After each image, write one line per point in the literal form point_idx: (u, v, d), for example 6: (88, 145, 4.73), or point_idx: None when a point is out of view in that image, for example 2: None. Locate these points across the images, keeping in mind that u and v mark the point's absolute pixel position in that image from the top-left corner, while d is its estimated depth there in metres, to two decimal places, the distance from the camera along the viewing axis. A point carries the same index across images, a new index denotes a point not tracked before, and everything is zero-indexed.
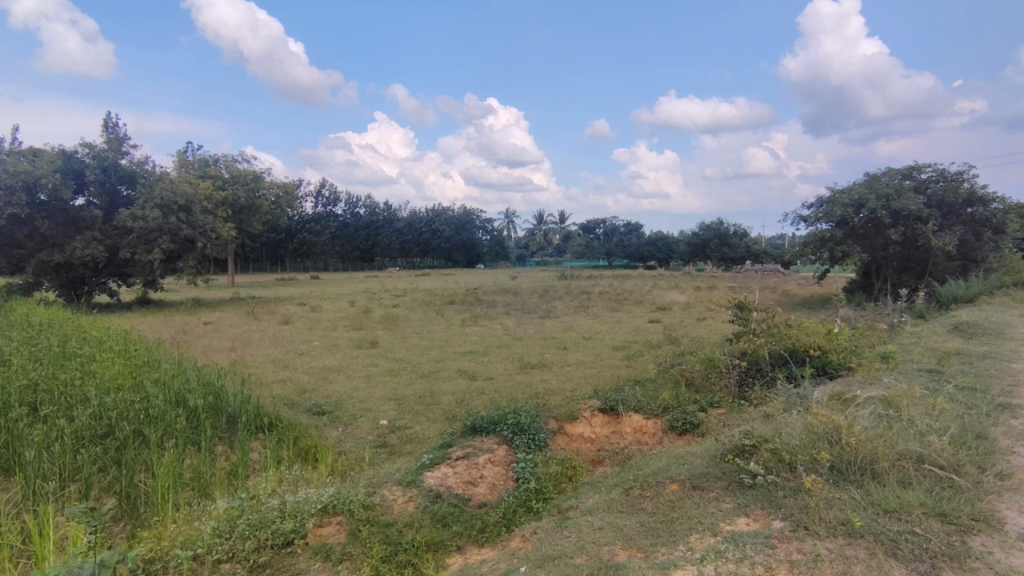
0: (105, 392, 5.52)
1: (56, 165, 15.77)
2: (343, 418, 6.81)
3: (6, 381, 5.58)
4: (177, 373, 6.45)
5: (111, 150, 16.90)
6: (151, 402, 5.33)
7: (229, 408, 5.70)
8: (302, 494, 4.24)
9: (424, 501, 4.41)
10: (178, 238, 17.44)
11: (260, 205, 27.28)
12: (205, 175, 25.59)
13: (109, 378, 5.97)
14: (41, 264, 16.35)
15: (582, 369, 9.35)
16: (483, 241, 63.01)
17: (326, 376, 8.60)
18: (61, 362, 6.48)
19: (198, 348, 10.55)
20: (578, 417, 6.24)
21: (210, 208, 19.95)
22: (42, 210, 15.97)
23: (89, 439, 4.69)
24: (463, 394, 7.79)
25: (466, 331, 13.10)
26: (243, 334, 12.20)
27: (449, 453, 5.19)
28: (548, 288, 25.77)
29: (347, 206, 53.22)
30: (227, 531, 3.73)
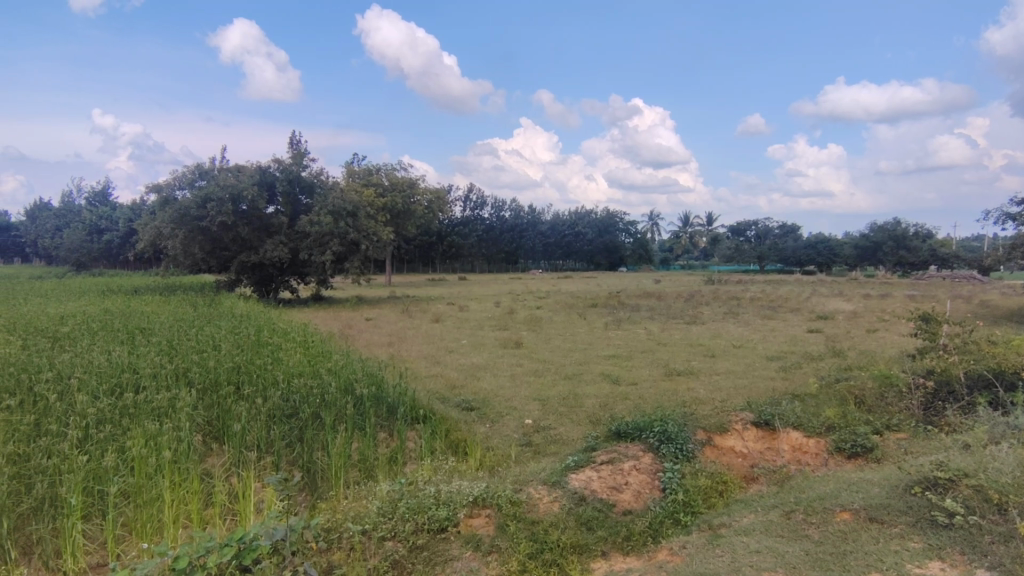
0: (290, 377, 6.29)
1: (254, 179, 18.40)
2: (490, 415, 7.09)
3: (217, 362, 6.59)
4: (346, 363, 7.16)
5: (295, 164, 19.34)
6: (326, 389, 5.98)
7: (390, 399, 6.19)
8: (456, 484, 4.47)
9: (569, 502, 4.44)
10: (347, 241, 19.26)
11: (415, 210, 29.34)
12: (370, 184, 28.12)
13: (294, 365, 6.80)
14: (241, 264, 19.11)
15: (732, 379, 8.83)
16: (625, 244, 61.96)
17: (474, 374, 9.01)
18: (257, 349, 7.51)
19: (362, 342, 11.62)
20: (729, 430, 5.86)
21: (374, 214, 21.87)
22: (243, 218, 18.66)
23: (279, 417, 5.39)
24: (606, 398, 7.72)
25: (609, 335, 12.99)
26: (400, 330, 13.20)
27: (593, 456, 5.18)
28: (695, 292, 24.67)
29: (493, 209, 55.29)
30: (390, 511, 4.04)
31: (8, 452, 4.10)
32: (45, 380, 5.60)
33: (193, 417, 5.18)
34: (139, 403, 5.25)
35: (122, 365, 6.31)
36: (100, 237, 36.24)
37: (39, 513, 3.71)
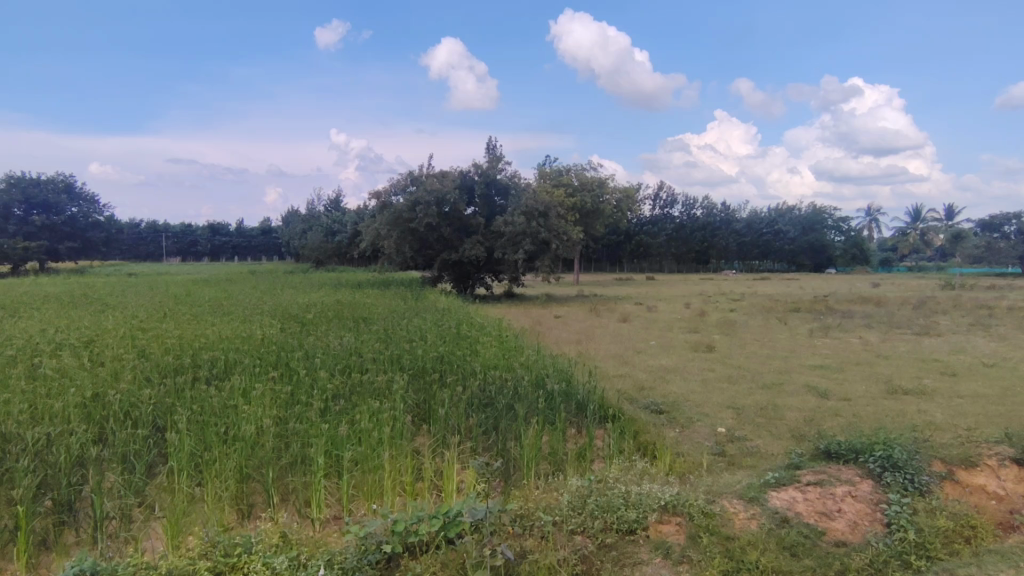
0: (487, 369, 6.74)
1: (456, 183, 20.04)
2: (679, 420, 6.82)
3: (425, 351, 7.33)
4: (537, 359, 7.45)
5: (492, 168, 20.62)
6: (519, 382, 6.29)
7: (579, 396, 6.29)
8: (646, 487, 4.38)
9: (769, 522, 4.09)
10: (538, 240, 19.96)
11: (603, 209, 29.40)
12: (560, 184, 28.81)
13: (490, 358, 7.27)
14: (444, 262, 20.93)
15: (981, 404, 7.35)
16: (837, 242, 55.14)
17: (663, 376, 8.75)
18: (458, 341, 8.20)
19: (551, 338, 11.98)
20: (978, 466, 4.90)
21: (563, 213, 22.37)
22: (446, 219, 20.43)
23: (477, 405, 5.80)
24: (813, 412, 6.95)
25: (816, 343, 11.67)
26: (587, 329, 13.34)
27: (798, 475, 4.71)
28: (929, 298, 21.08)
29: (684, 207, 53.05)
30: (580, 506, 4.10)
31: (274, 415, 5.02)
32: (297, 358, 6.73)
33: (407, 398, 5.81)
34: (365, 382, 6.06)
35: (351, 349, 7.33)
36: (333, 237, 42.45)
37: (294, 467, 4.47)
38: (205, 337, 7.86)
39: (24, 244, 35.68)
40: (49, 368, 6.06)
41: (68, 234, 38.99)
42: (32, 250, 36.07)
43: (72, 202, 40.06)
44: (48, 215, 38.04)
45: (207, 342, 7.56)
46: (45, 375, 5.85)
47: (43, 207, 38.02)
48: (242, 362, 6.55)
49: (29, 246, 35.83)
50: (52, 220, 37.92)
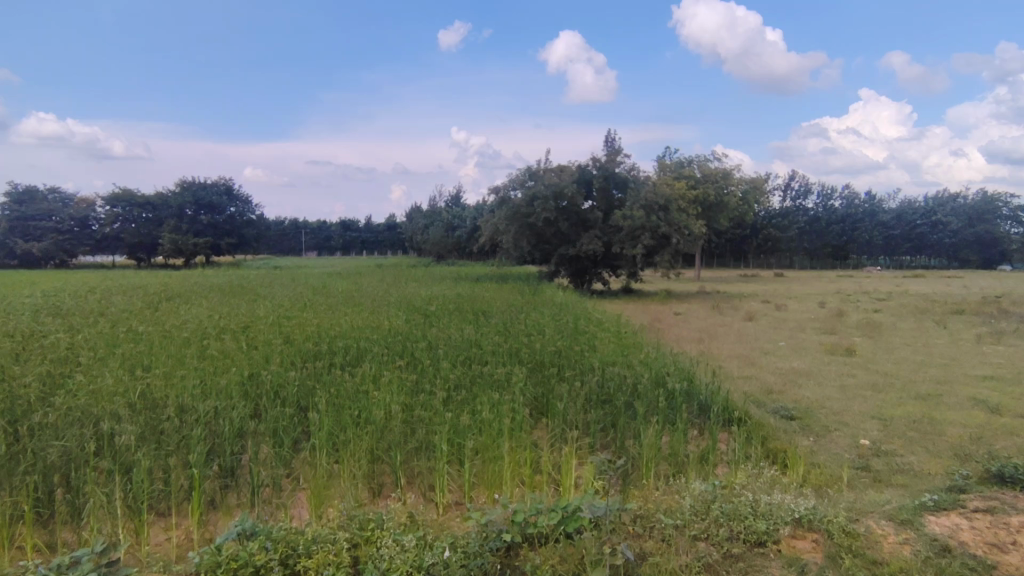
0: (605, 365, 6.66)
1: (574, 177, 19.99)
2: (814, 428, 6.30)
3: (543, 345, 7.41)
4: (657, 356, 7.24)
5: (610, 161, 20.31)
6: (638, 380, 6.16)
7: (702, 397, 6.02)
8: (777, 497, 4.08)
9: (925, 548, 3.65)
10: (657, 234, 19.42)
11: (729, 201, 27.89)
12: (682, 176, 27.75)
13: (608, 354, 7.18)
14: (561, 257, 20.99)
15: None
16: (1010, 236, 48.01)
17: (794, 380, 8.12)
18: (576, 336, 8.18)
19: (671, 336, 11.59)
20: None
21: (685, 207, 21.50)
22: (564, 214, 20.45)
23: (595, 401, 5.75)
24: (979, 429, 6.11)
25: (983, 350, 10.23)
26: (709, 327, 12.74)
27: (962, 501, 4.17)
28: None
29: (819, 198, 48.92)
30: (703, 511, 3.91)
31: (401, 401, 5.32)
32: (422, 348, 7.08)
33: (525, 391, 5.90)
34: (486, 374, 6.24)
35: (472, 341, 7.58)
36: (454, 233, 44.12)
37: (419, 453, 4.71)
38: (341, 326, 8.50)
39: (194, 240, 40.81)
40: (214, 350, 6.86)
41: (228, 231, 44.03)
42: (201, 246, 41.15)
43: (232, 203, 45.15)
44: (213, 214, 43.19)
45: (343, 330, 8.20)
46: (211, 355, 6.67)
47: (209, 207, 43.21)
48: (374, 350, 7.02)
49: (198, 243, 40.92)
50: (216, 219, 43.01)
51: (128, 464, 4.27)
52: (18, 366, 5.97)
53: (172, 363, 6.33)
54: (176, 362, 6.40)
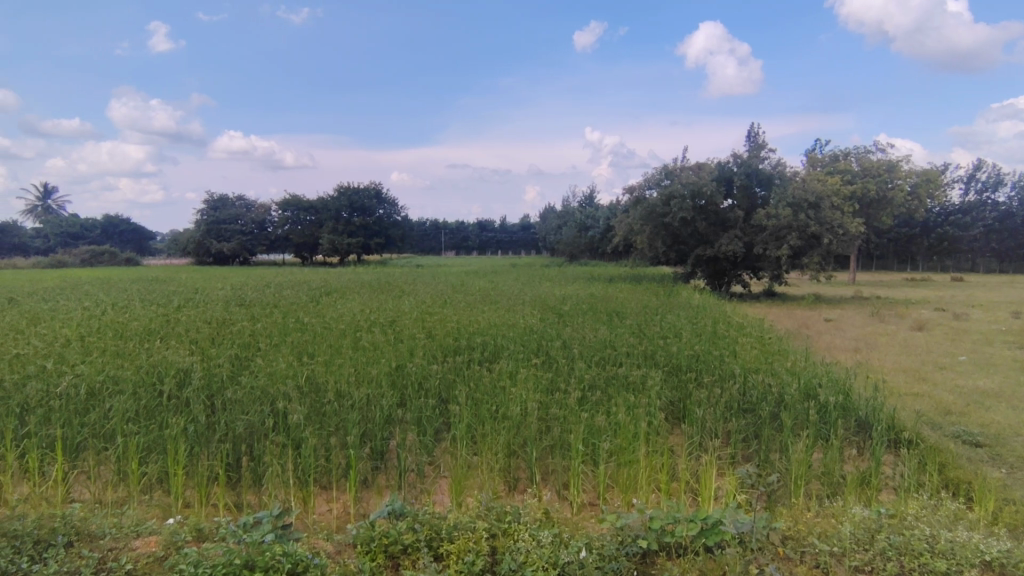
0: (747, 372, 6.27)
1: (713, 175, 19.08)
2: (1006, 458, 5.43)
3: (679, 348, 7.16)
4: (807, 365, 6.68)
5: (754, 157, 19.09)
6: (785, 389, 5.72)
7: (862, 412, 5.45)
8: (960, 535, 3.57)
9: None
10: (806, 234, 17.86)
11: (894, 197, 24.94)
12: (837, 171, 25.31)
13: (751, 361, 6.76)
14: (697, 257, 20.13)
15: None
16: None
17: (979, 401, 7.05)
18: (715, 340, 7.80)
19: (823, 344, 10.63)
20: None
21: (840, 204, 19.58)
22: (701, 213, 19.57)
23: (737, 410, 5.44)
24: None
25: None
26: (869, 336, 11.50)
27: None
28: None
29: (1013, 191, 42.05)
30: (866, 541, 3.53)
31: (537, 399, 5.43)
32: (556, 347, 7.16)
33: (661, 395, 5.73)
34: (619, 375, 6.17)
35: (605, 342, 7.53)
36: (586, 233, 44.05)
37: (554, 450, 4.78)
38: (478, 323, 8.85)
39: (348, 240, 44.78)
40: (367, 341, 7.47)
41: (377, 232, 47.75)
42: (354, 246, 45.02)
43: (381, 206, 48.93)
44: (365, 216, 47.15)
45: (481, 327, 8.55)
46: (365, 345, 7.29)
47: (362, 210, 47.11)
48: (509, 347, 7.23)
49: (352, 243, 44.81)
50: (367, 221, 46.87)
51: (297, 440, 4.80)
52: (214, 348, 6.95)
53: (332, 352, 7.01)
54: (335, 351, 7.06)
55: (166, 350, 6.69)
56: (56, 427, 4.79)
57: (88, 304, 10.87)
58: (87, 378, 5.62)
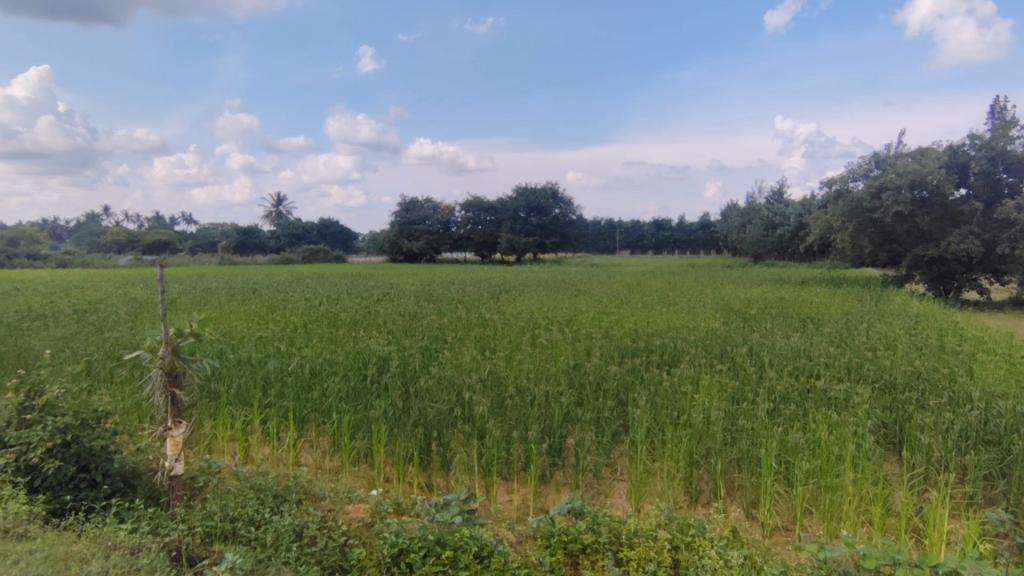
0: (990, 397, 5.22)
1: (942, 161, 16.35)
2: None
3: (894, 363, 6.21)
4: None
5: (1001, 137, 15.83)
6: None
7: None
8: None
9: None
10: None
11: None
12: None
13: (995, 383, 5.61)
14: (916, 258, 17.41)
15: None
16: None
17: None
18: (944, 356, 6.62)
19: None
20: None
21: None
22: (923, 206, 16.88)
23: (976, 441, 4.55)
24: None
25: None
26: None
27: None
28: None
29: None
30: None
31: (723, 408, 5.08)
32: (742, 354, 6.66)
33: (872, 415, 5.02)
34: (820, 389, 5.53)
35: (800, 352, 6.81)
36: (773, 232, 40.52)
37: (742, 465, 4.43)
38: (655, 325, 8.58)
39: (525, 240, 46.52)
40: (544, 339, 7.65)
41: (552, 232, 48.83)
42: (529, 245, 46.62)
43: (556, 206, 50.09)
44: (541, 216, 48.66)
45: (658, 329, 8.28)
46: (542, 343, 7.47)
47: (539, 210, 48.80)
48: (690, 352, 6.88)
49: (528, 242, 46.48)
50: (543, 221, 48.27)
51: (482, 429, 5.06)
52: (408, 339, 7.63)
53: (513, 347, 7.28)
54: (514, 347, 7.33)
55: (370, 339, 7.50)
56: (289, 400, 5.62)
57: (309, 296, 12.66)
58: (310, 360, 6.50)
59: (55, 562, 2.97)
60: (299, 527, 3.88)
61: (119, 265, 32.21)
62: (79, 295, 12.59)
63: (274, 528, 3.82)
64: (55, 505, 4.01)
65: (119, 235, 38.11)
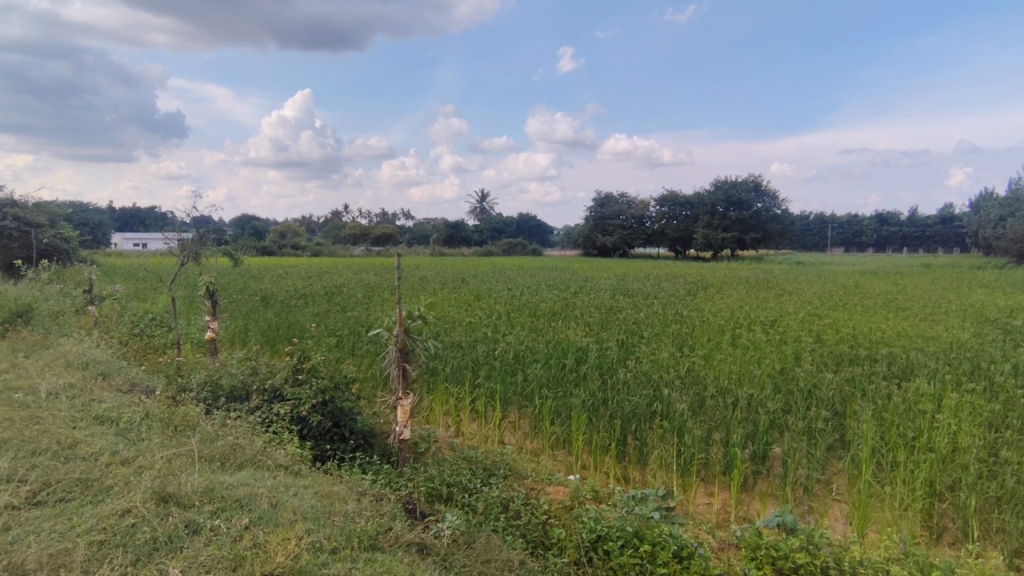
0: None
1: None
2: None
3: None
4: None
5: None
6: None
7: None
8: None
9: None
10: None
11: None
12: None
13: None
14: None
15: None
16: None
17: None
18: None
19: None
20: None
21: None
22: None
23: None
24: None
25: None
26: None
27: None
28: None
29: None
30: None
31: (977, 435, 4.31)
32: (1005, 373, 5.54)
33: None
34: None
35: None
36: None
37: (1003, 506, 3.74)
38: (884, 331, 7.52)
39: (723, 235, 43.81)
40: (747, 339, 7.19)
41: (754, 226, 45.44)
42: (728, 240, 43.75)
43: (760, 199, 46.30)
44: (741, 210, 45.45)
45: (886, 336, 7.27)
46: (745, 343, 7.03)
47: (739, 204, 45.56)
48: (929, 365, 5.93)
49: (726, 237, 43.67)
50: (744, 215, 44.92)
51: (681, 428, 4.96)
52: (605, 333, 7.72)
53: (713, 347, 6.98)
54: (715, 347, 7.00)
55: (567, 330, 7.76)
56: (495, 382, 6.10)
57: (511, 286, 13.46)
58: (513, 345, 6.94)
59: (324, 497, 3.64)
60: (506, 500, 4.21)
61: (354, 255, 37.50)
62: (328, 279, 14.96)
63: (484, 498, 4.20)
64: (318, 451, 4.82)
65: (354, 229, 44.33)
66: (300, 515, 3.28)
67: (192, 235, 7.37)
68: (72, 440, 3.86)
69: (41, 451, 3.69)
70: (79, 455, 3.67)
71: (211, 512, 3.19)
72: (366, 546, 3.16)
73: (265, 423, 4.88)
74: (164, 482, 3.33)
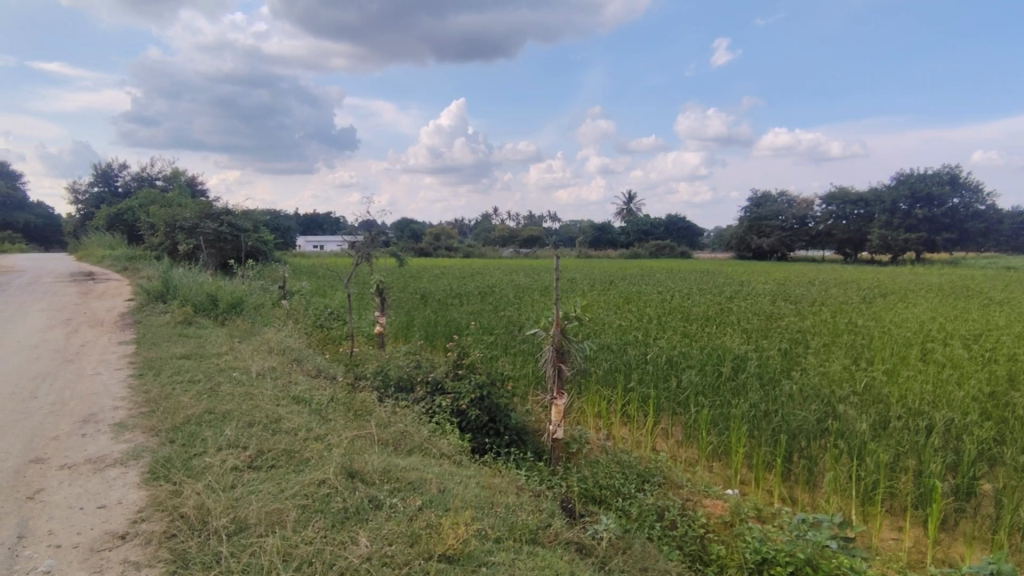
0: None
1: None
2: None
3: None
4: None
5: None
6: None
7: None
8: None
9: None
10: None
11: None
12: None
13: None
14: None
15: None
16: None
17: None
18: None
19: None
20: None
21: None
22: None
23: None
24: None
25: None
26: None
27: None
28: None
29: None
30: None
31: None
32: None
33: None
34: None
35: None
36: None
37: None
38: None
39: (906, 235, 38.75)
40: (943, 355, 6.28)
41: (947, 225, 39.62)
42: (911, 241, 38.62)
43: (955, 194, 40.31)
44: (931, 207, 39.87)
45: None
46: (940, 359, 6.15)
47: (928, 200, 40.05)
48: None
49: (910, 238, 38.56)
50: (933, 212, 39.37)
51: (862, 450, 4.48)
52: (766, 340, 7.20)
53: (898, 361, 6.19)
54: (900, 362, 6.20)
55: (724, 336, 7.36)
56: (648, 386, 5.95)
57: (661, 289, 13.10)
58: (666, 350, 6.73)
59: (485, 488, 3.82)
60: (662, 509, 4.10)
61: (505, 256, 38.95)
62: (482, 280, 15.61)
63: (639, 505, 4.12)
64: (476, 443, 5.05)
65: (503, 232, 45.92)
66: (465, 503, 3.47)
67: (364, 237, 8.14)
68: (276, 416, 4.45)
69: (255, 423, 4.30)
70: (282, 428, 4.22)
71: (389, 491, 3.50)
72: (527, 539, 3.25)
73: (429, 412, 5.22)
74: (349, 460, 3.72)
